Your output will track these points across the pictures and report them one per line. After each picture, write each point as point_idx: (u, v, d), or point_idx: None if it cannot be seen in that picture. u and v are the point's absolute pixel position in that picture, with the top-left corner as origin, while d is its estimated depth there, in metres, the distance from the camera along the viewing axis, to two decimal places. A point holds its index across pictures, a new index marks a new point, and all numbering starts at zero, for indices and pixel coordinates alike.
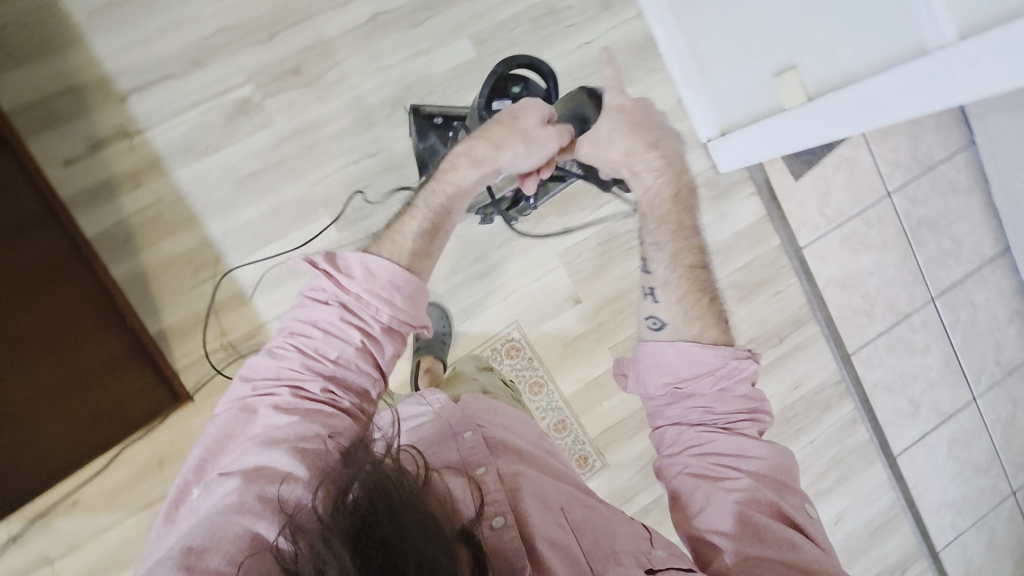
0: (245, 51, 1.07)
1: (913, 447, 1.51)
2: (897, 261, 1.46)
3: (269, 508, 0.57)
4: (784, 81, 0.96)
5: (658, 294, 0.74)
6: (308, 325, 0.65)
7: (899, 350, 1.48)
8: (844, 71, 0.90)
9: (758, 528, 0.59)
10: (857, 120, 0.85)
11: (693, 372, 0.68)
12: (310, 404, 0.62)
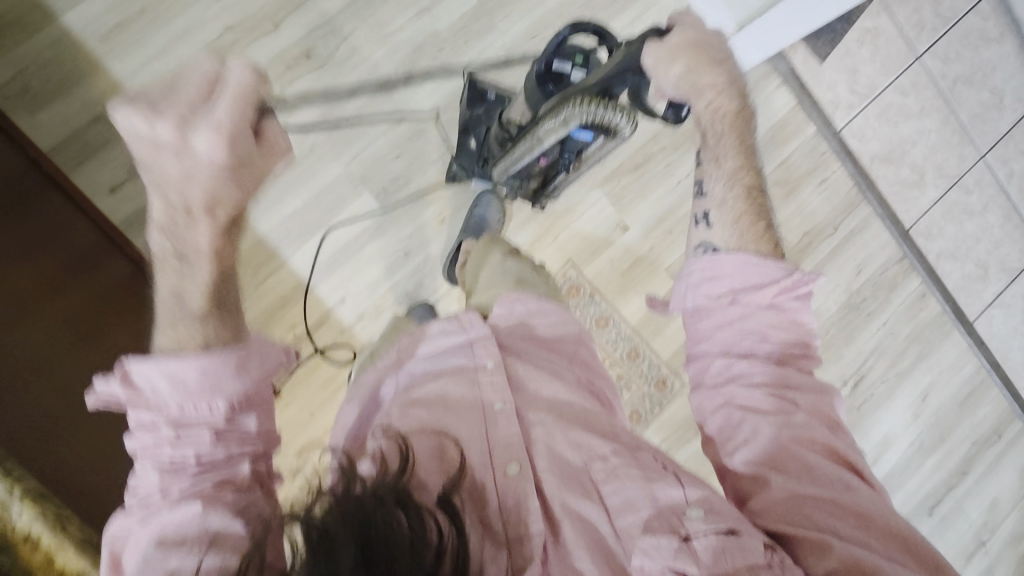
0: (254, 44, 1.08)
1: (988, 309, 1.49)
2: (938, 125, 1.43)
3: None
4: None
5: (711, 218, 0.73)
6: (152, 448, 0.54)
7: (957, 216, 1.46)
8: None
9: (806, 464, 0.57)
10: None
11: (755, 282, 0.65)
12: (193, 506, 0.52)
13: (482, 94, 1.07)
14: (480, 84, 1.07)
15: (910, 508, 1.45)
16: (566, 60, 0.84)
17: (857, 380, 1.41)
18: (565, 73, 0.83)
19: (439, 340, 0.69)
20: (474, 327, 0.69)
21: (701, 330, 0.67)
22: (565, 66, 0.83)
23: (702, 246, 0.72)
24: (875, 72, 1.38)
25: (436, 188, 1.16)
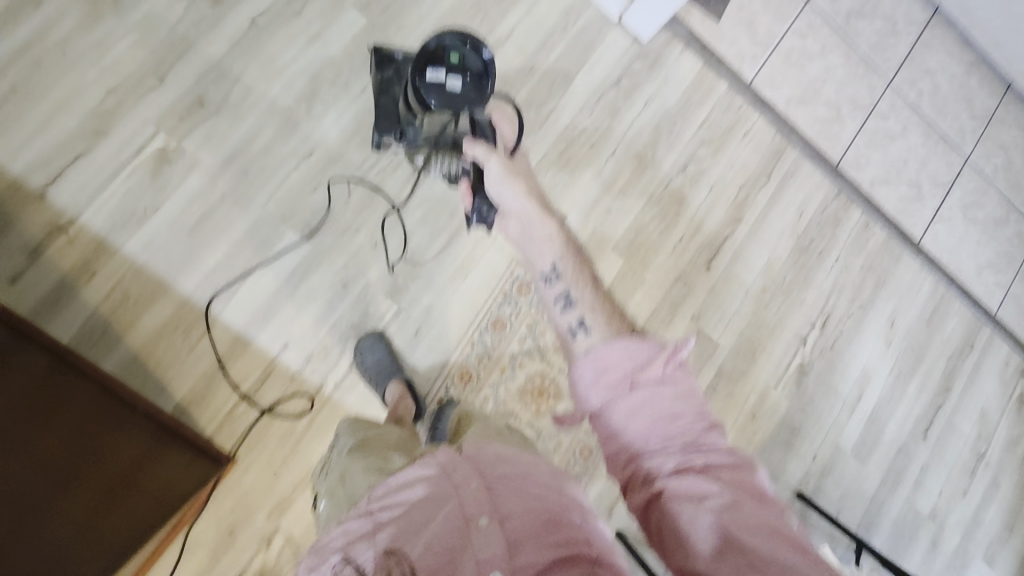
0: (142, 103, 1.03)
1: (931, 226, 1.52)
2: (842, 60, 1.47)
3: None
4: None
5: (588, 326, 0.63)
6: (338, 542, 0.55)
7: (882, 142, 1.49)
8: None
9: (744, 546, 0.48)
10: None
11: (643, 368, 0.57)
12: None
13: (388, 57, 1.06)
14: (387, 48, 1.07)
15: (905, 437, 1.44)
16: (439, 66, 0.87)
17: (825, 321, 1.41)
18: (440, 80, 0.86)
19: (411, 488, 0.56)
20: (456, 471, 0.57)
21: (611, 427, 0.57)
22: (437, 73, 0.86)
23: (563, 297, 0.67)
24: (770, 21, 1.41)
25: (362, 212, 1.12)
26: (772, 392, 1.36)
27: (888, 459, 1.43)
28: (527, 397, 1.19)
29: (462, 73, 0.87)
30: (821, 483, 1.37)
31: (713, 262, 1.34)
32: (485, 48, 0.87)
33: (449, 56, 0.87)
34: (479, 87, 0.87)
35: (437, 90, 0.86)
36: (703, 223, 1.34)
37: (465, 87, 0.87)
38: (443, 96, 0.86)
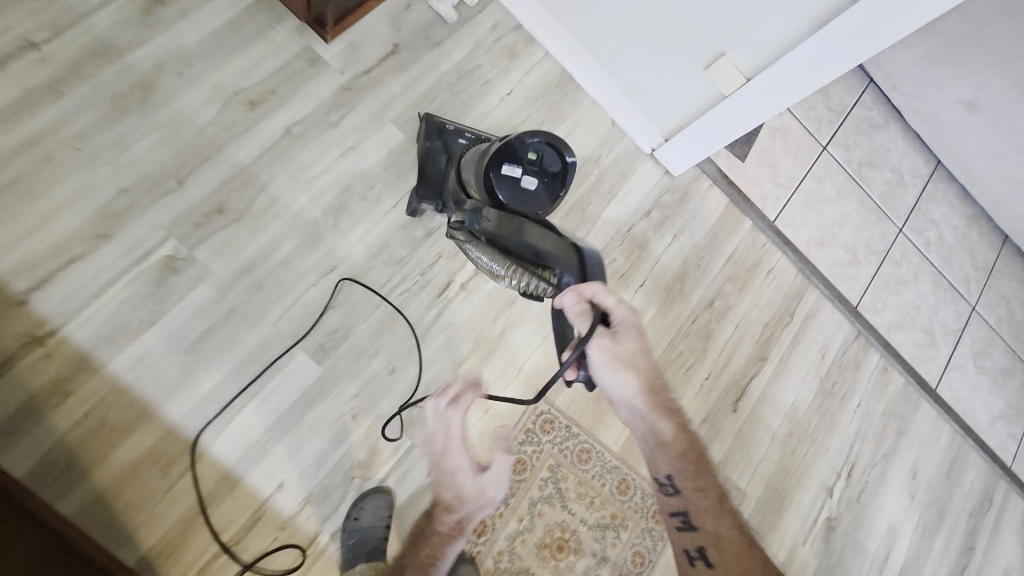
0: (156, 206, 0.95)
1: (945, 373, 1.51)
2: (856, 206, 1.51)
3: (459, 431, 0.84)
4: (718, 70, 1.06)
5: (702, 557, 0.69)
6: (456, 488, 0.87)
7: (895, 288, 1.51)
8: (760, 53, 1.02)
9: None
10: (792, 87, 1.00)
11: None
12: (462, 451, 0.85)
13: (441, 127, 1.04)
14: (436, 118, 1.05)
15: None
16: (517, 162, 0.82)
17: (851, 470, 1.35)
18: (515, 175, 0.82)
19: None
20: None
21: None
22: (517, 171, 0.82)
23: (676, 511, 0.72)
24: (789, 164, 1.46)
25: (381, 335, 1.03)
26: (800, 548, 1.26)
27: None
28: (544, 551, 1.06)
29: (539, 173, 0.83)
30: None
31: (740, 403, 1.28)
32: (569, 152, 0.83)
33: (528, 152, 0.82)
34: (551, 193, 0.83)
35: (512, 189, 0.81)
36: (729, 361, 1.29)
37: (541, 188, 0.82)
38: (514, 191, 0.82)
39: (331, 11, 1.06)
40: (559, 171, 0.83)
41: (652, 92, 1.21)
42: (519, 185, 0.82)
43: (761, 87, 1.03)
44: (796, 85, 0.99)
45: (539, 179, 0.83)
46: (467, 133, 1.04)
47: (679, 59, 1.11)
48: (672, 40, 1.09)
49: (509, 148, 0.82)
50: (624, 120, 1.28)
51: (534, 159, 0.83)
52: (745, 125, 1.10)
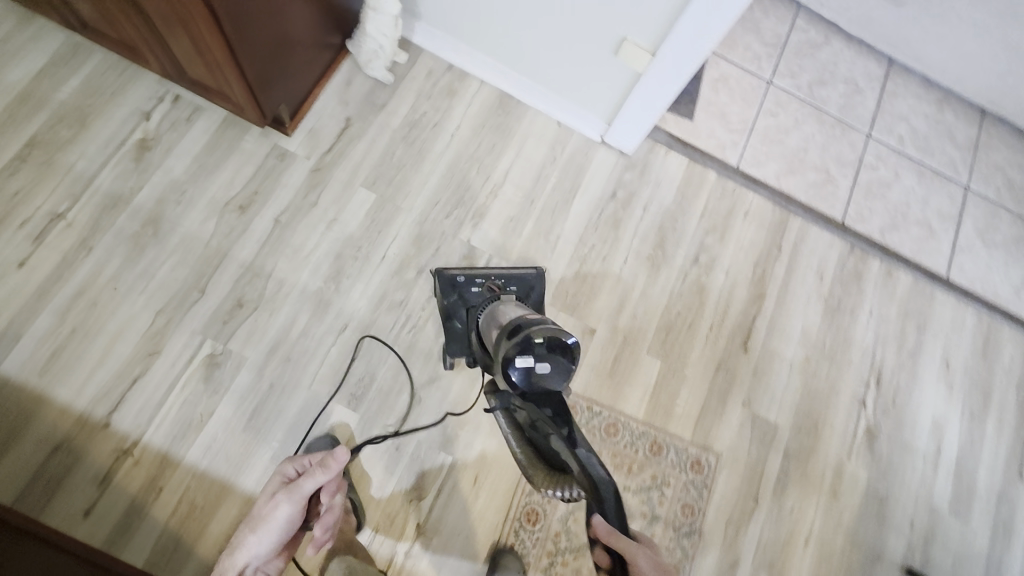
0: (188, 316, 1.11)
1: (954, 258, 1.52)
2: (817, 126, 1.55)
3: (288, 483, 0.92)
4: (625, 54, 1.13)
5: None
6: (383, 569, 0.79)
7: (879, 192, 1.53)
8: (653, 32, 1.07)
9: None
10: (690, 53, 1.05)
11: None
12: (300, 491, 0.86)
13: (451, 280, 1.10)
14: (447, 272, 1.11)
15: (1003, 482, 1.36)
16: (526, 351, 0.73)
17: (879, 377, 1.38)
18: (527, 366, 0.73)
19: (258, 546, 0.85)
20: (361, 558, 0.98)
21: None
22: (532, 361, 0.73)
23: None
24: (738, 109, 1.52)
25: (402, 372, 1.16)
26: (847, 462, 1.30)
27: (994, 510, 1.34)
28: None
29: (553, 362, 0.73)
30: (930, 554, 1.29)
31: (750, 343, 1.34)
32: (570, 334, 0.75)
33: (541, 340, 0.74)
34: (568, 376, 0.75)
35: (527, 384, 0.74)
36: (728, 308, 1.36)
37: (559, 369, 0.74)
38: (531, 387, 0.74)
39: (284, 109, 1.22)
40: (569, 348, 0.75)
41: (582, 86, 1.30)
42: (534, 380, 0.73)
43: (666, 55, 1.08)
44: (692, 49, 1.04)
45: (552, 365, 0.73)
46: (482, 281, 1.09)
47: (591, 52, 1.19)
48: (580, 38, 1.17)
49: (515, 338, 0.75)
50: (569, 117, 1.39)
51: (543, 345, 0.74)
52: (671, 91, 1.16)
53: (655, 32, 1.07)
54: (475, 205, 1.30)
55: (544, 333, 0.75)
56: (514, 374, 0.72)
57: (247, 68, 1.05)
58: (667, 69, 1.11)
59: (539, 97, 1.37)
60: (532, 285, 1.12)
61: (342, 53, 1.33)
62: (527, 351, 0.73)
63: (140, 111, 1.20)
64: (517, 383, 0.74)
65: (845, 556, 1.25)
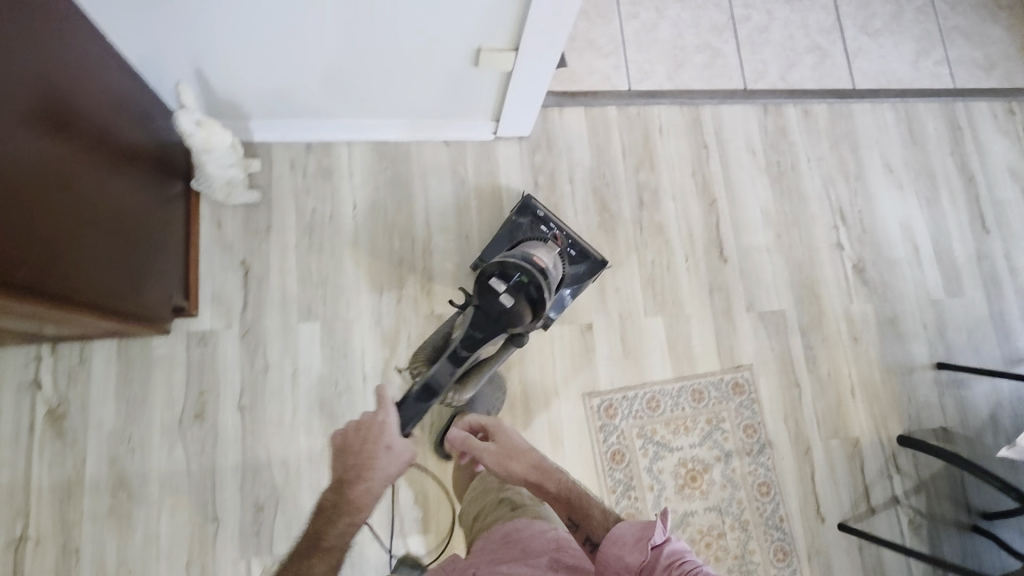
0: (219, 550, 1.03)
1: (853, 66, 1.53)
2: (680, 4, 1.47)
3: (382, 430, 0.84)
4: (486, 61, 1.02)
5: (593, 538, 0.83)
6: (380, 445, 0.83)
7: (764, 38, 1.49)
8: (505, 29, 0.96)
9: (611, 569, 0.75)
10: (553, 32, 0.96)
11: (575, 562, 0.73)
12: (390, 443, 0.83)
13: (536, 214, 1.17)
14: (533, 200, 1.19)
15: (973, 245, 1.48)
16: (506, 280, 0.90)
17: (841, 215, 1.43)
18: (497, 289, 0.90)
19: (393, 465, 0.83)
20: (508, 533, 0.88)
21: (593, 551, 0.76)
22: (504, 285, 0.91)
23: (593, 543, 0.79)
24: (601, 29, 1.41)
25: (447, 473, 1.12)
26: (849, 305, 1.38)
27: (976, 273, 1.47)
28: (686, 489, 1.21)
29: (516, 302, 0.90)
30: (948, 340, 1.41)
31: (725, 253, 1.36)
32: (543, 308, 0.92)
33: (520, 274, 0.91)
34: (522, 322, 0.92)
35: (484, 294, 0.91)
36: (691, 230, 1.35)
37: (518, 309, 0.90)
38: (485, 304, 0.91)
39: (175, 294, 1.06)
40: (535, 304, 0.92)
41: (454, 103, 1.18)
42: (492, 304, 0.91)
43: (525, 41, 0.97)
44: (555, 28, 0.94)
45: (513, 307, 0.90)
46: (552, 224, 1.15)
47: (449, 71, 1.07)
48: (432, 65, 1.05)
49: (505, 273, 0.91)
50: (454, 134, 1.27)
51: (519, 285, 0.90)
52: (546, 71, 1.07)
53: (508, 29, 0.96)
54: (418, 273, 1.21)
55: (531, 290, 0.91)
56: (487, 280, 0.91)
57: (101, 284, 0.87)
58: (535, 54, 1.01)
59: (416, 131, 1.24)
60: (586, 265, 1.13)
61: (193, 195, 1.15)
62: (507, 273, 0.91)
63: (27, 383, 1.03)
64: (479, 292, 0.91)
65: (884, 385, 1.36)
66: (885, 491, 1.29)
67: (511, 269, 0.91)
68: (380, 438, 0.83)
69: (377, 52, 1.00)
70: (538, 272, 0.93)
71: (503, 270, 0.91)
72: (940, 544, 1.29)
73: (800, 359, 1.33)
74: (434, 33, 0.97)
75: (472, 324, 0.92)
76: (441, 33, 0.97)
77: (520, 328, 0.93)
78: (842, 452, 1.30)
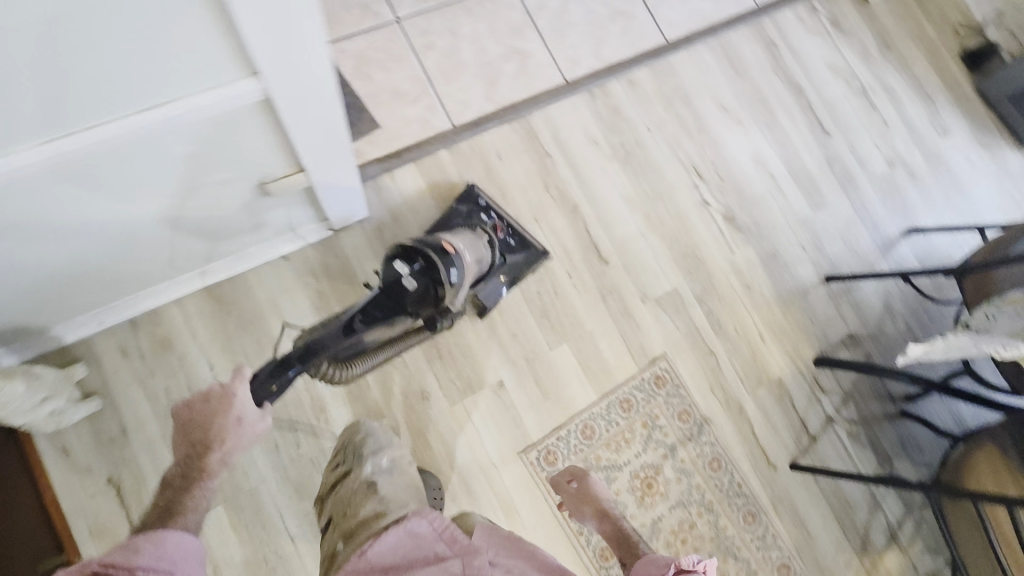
0: None
1: (658, 19, 1.50)
2: (471, 17, 1.37)
3: (230, 408, 0.79)
4: (277, 190, 0.91)
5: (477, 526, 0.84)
6: (231, 416, 0.78)
7: (564, 22, 1.43)
8: (280, 160, 0.86)
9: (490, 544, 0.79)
10: (333, 145, 0.86)
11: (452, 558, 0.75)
12: (241, 414, 0.79)
13: (476, 201, 1.26)
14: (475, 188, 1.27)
15: (821, 152, 1.53)
16: (410, 261, 0.93)
17: (697, 171, 1.44)
18: (402, 267, 0.92)
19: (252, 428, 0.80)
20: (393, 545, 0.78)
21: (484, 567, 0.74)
22: (408, 269, 0.93)
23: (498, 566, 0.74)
24: (400, 73, 1.31)
25: None
26: (732, 256, 1.41)
27: (832, 177, 1.52)
28: (647, 499, 1.23)
29: (421, 279, 0.92)
30: (828, 252, 1.47)
31: (603, 254, 1.34)
32: (447, 283, 0.94)
33: (423, 257, 0.94)
34: (422, 298, 0.93)
35: (389, 273, 0.93)
36: (564, 246, 1.32)
37: (421, 285, 0.92)
38: (389, 281, 0.92)
39: (46, 560, 0.92)
40: (438, 284, 0.93)
41: (271, 226, 1.07)
42: (398, 277, 0.92)
43: (305, 139, 0.81)
44: (332, 141, 0.84)
45: (419, 285, 0.92)
46: (493, 213, 1.26)
47: (244, 210, 0.96)
48: (221, 212, 0.93)
49: (410, 254, 0.94)
50: (289, 245, 1.16)
51: (429, 263, 0.94)
52: (347, 154, 0.91)
53: (283, 158, 0.86)
54: (310, 406, 1.14)
55: (438, 267, 0.94)
56: (392, 260, 0.93)
57: None
58: (327, 166, 0.91)
59: (246, 259, 1.13)
60: (523, 254, 1.25)
61: (24, 434, 1.00)
62: (412, 257, 0.94)
63: None
64: (384, 270, 0.93)
65: (787, 317, 1.41)
66: (819, 416, 1.36)
67: (416, 253, 0.94)
68: (229, 411, 0.79)
69: (133, 217, 0.83)
70: (450, 253, 0.97)
71: (410, 249, 0.95)
72: (879, 441, 1.38)
73: (706, 327, 1.35)
74: (201, 190, 0.85)
75: (373, 301, 0.92)
76: (210, 187, 0.85)
77: (418, 311, 0.94)
78: (771, 398, 1.35)
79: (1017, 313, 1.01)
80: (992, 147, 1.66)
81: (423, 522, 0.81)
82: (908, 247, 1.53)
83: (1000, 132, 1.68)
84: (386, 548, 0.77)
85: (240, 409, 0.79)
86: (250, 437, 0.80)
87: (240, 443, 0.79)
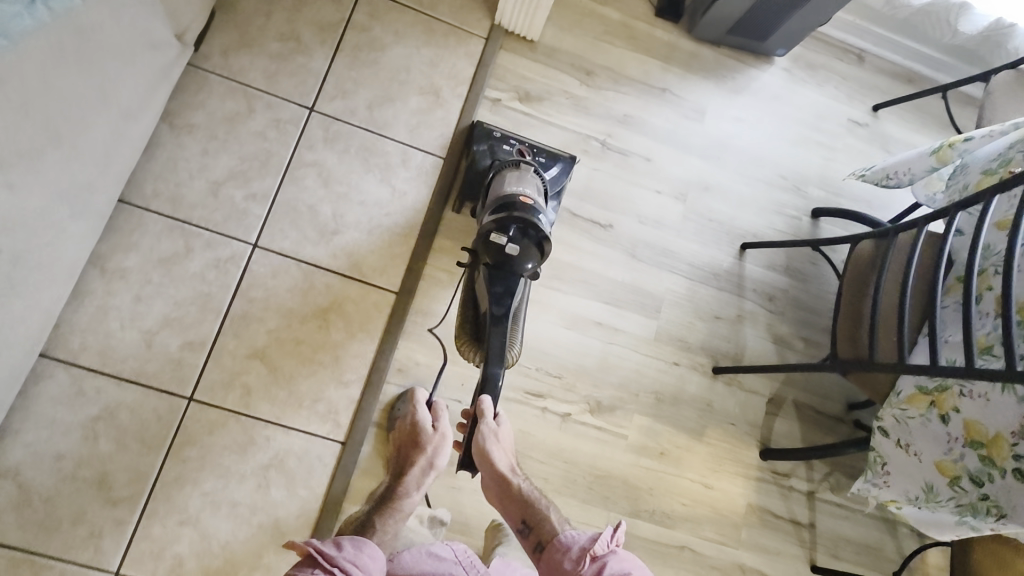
0: None
1: (368, 278, 1.18)
2: (188, 485, 1.04)
3: (412, 426, 1.06)
4: None
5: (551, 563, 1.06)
6: (415, 433, 1.06)
7: (283, 382, 1.11)
8: None
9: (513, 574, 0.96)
10: None
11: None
12: (418, 433, 1.05)
13: (489, 133, 1.21)
14: (485, 124, 1.22)
15: (619, 250, 1.31)
16: (505, 228, 0.97)
17: (534, 393, 1.21)
18: (503, 242, 0.96)
19: (436, 436, 1.06)
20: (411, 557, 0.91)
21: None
22: (507, 237, 0.97)
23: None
24: None
25: None
26: (628, 439, 1.23)
27: (645, 267, 1.32)
28: None
29: (521, 242, 0.97)
30: (697, 342, 1.31)
31: None
32: (546, 239, 0.98)
33: (516, 223, 0.97)
34: (533, 257, 0.99)
35: (498, 244, 0.97)
36: None
37: (525, 248, 0.97)
38: (499, 252, 0.97)
39: None
40: (536, 241, 0.98)
41: None
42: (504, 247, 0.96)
43: None
44: None
45: (524, 248, 0.97)
46: (513, 140, 1.22)
47: None
48: None
49: (501, 221, 0.98)
50: None
51: (525, 221, 0.98)
52: None
53: None
54: None
55: (530, 221, 0.98)
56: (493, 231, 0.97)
57: None
58: None
59: None
60: (560, 166, 1.20)
61: None
62: (505, 224, 0.98)
63: None
64: (486, 248, 0.98)
65: (713, 440, 1.27)
66: (802, 502, 1.28)
67: (507, 218, 0.98)
68: (414, 430, 1.06)
69: None
70: (524, 203, 0.99)
71: (503, 216, 0.98)
72: (858, 469, 1.32)
73: (660, 528, 1.21)
74: None
75: (493, 281, 0.97)
76: None
77: (529, 269, 0.99)
78: (756, 530, 1.25)
79: (926, 417, 0.90)
80: (746, 86, 1.45)
81: (449, 547, 0.94)
82: (753, 265, 1.37)
83: (742, 63, 1.45)
84: (405, 562, 0.90)
85: (421, 420, 1.06)
86: (441, 453, 1.05)
87: (434, 461, 1.04)
